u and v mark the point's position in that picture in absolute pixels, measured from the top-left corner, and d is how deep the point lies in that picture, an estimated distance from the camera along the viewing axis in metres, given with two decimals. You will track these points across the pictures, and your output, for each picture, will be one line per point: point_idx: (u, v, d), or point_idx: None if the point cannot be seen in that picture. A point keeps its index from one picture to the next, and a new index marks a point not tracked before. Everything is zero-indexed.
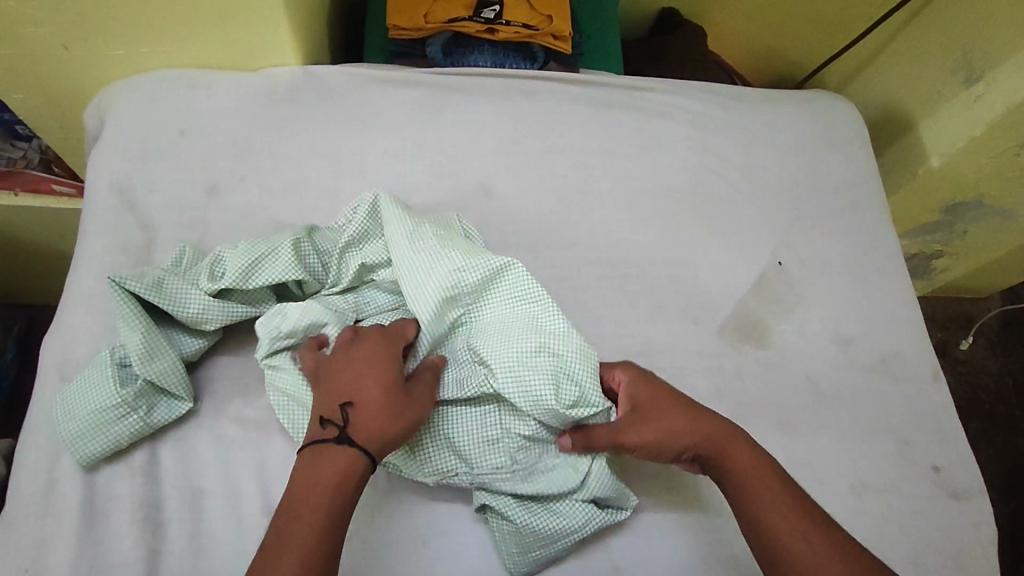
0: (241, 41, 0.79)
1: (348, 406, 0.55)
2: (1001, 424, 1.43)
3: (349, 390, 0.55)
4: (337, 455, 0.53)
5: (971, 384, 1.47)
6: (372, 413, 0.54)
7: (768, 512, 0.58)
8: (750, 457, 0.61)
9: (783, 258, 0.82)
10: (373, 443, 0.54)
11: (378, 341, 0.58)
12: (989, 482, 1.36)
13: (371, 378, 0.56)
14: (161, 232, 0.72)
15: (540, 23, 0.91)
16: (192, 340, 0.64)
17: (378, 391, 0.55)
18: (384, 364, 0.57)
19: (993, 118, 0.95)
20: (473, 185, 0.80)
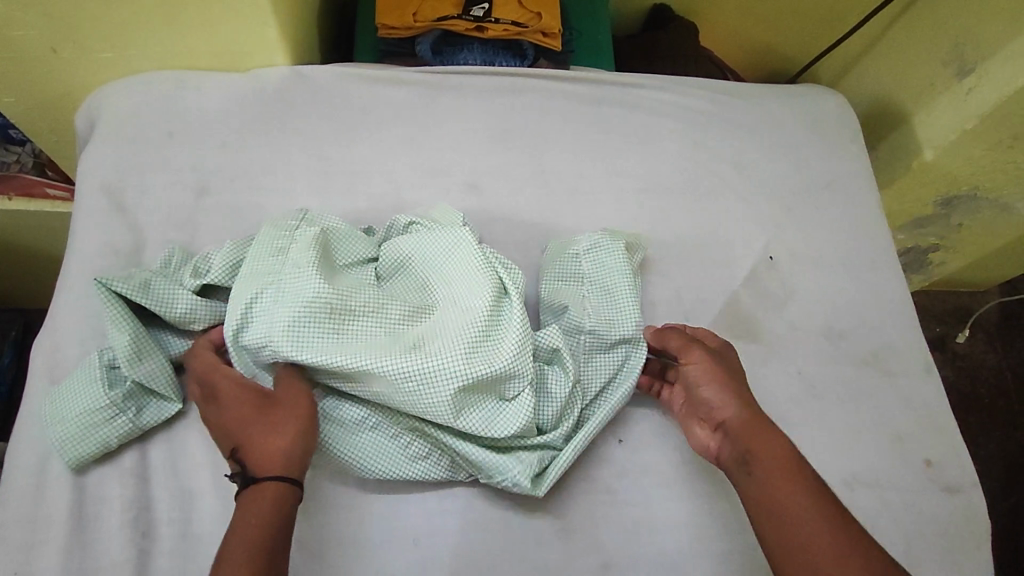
0: (230, 42, 0.79)
1: (234, 453, 0.54)
2: (1000, 417, 1.43)
3: (232, 440, 0.55)
4: (248, 491, 0.52)
5: (969, 378, 1.47)
6: (253, 444, 0.54)
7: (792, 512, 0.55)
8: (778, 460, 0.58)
9: (774, 252, 0.82)
10: (269, 462, 0.53)
11: (224, 375, 0.58)
12: (988, 476, 1.36)
13: (241, 412, 0.56)
14: (150, 234, 0.72)
15: (529, 20, 0.91)
16: (181, 341, 0.64)
17: (245, 425, 0.55)
18: (234, 401, 0.57)
19: (986, 110, 0.95)
20: (462, 183, 0.80)
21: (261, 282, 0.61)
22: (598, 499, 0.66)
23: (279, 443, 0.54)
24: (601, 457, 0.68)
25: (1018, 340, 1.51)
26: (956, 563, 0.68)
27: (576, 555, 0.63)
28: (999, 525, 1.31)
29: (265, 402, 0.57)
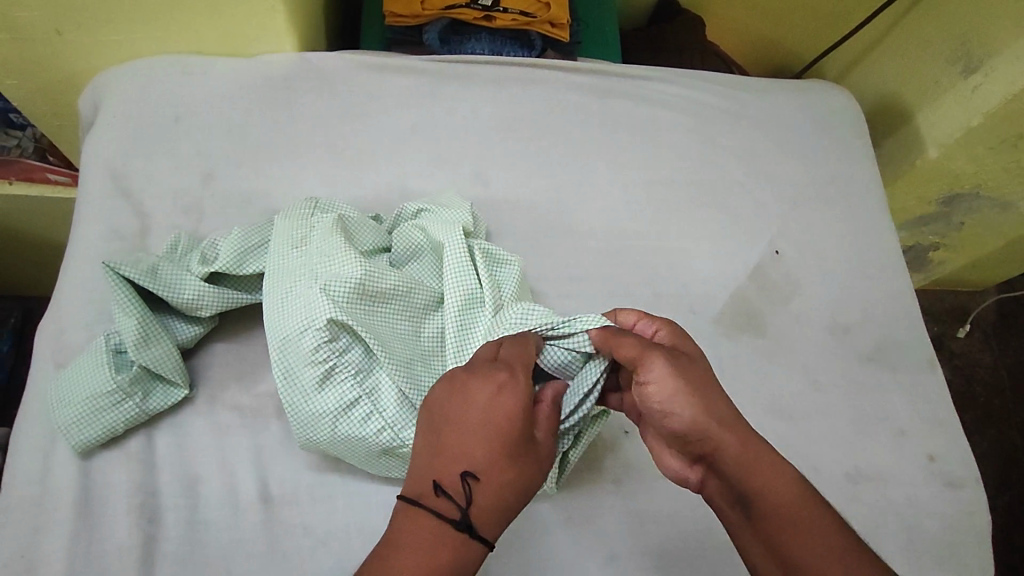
0: (236, 27, 0.78)
1: (470, 476, 0.48)
2: (997, 417, 1.44)
3: (476, 464, 0.48)
4: (458, 538, 0.47)
5: (966, 377, 1.48)
6: (495, 493, 0.48)
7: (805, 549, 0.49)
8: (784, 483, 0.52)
9: (780, 247, 0.82)
10: (492, 526, 0.48)
11: (527, 379, 0.51)
12: (983, 474, 1.37)
13: (511, 442, 0.49)
14: (155, 219, 0.72)
15: (537, 10, 0.90)
16: (188, 326, 0.63)
17: (505, 464, 0.49)
18: (509, 421, 0.49)
19: (990, 109, 0.95)
20: (470, 173, 0.80)
21: (291, 275, 0.60)
22: (604, 489, 0.66)
23: (513, 513, 0.50)
24: (608, 449, 0.68)
25: (1015, 339, 1.52)
26: (958, 558, 0.69)
27: (582, 546, 0.63)
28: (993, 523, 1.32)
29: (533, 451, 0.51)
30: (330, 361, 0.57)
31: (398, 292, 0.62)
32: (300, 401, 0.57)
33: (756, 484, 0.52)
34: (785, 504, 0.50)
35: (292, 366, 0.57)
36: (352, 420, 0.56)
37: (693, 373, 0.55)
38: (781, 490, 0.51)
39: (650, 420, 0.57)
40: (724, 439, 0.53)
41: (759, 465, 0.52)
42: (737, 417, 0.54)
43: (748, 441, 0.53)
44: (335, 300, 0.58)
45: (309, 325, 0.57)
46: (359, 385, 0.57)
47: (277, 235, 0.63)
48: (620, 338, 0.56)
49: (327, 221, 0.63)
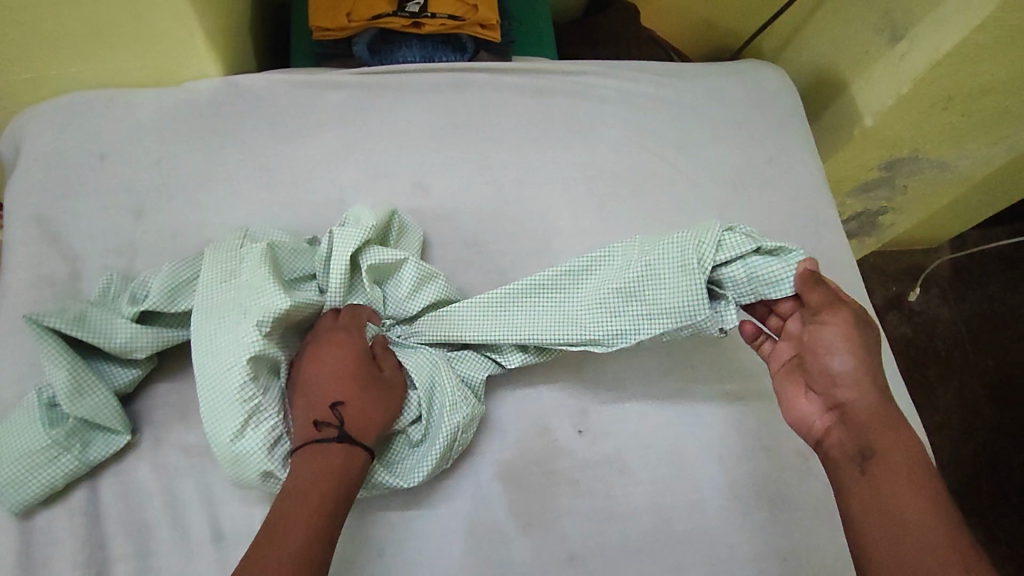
0: (153, 53, 0.76)
1: (340, 405, 0.59)
2: (956, 369, 1.52)
3: (330, 393, 0.60)
4: (334, 450, 0.57)
5: (926, 333, 1.56)
6: (355, 415, 0.59)
7: (900, 499, 0.53)
8: (914, 451, 0.56)
9: (723, 231, 0.83)
10: (366, 439, 0.59)
11: (359, 330, 0.64)
12: (947, 426, 1.46)
13: (349, 377, 0.61)
14: (83, 260, 0.69)
15: (466, 12, 0.87)
16: (125, 371, 0.62)
17: (363, 391, 0.60)
18: (353, 364, 0.62)
19: (918, 75, 0.97)
20: (411, 185, 0.79)
21: (219, 313, 0.59)
22: (561, 491, 0.66)
23: (370, 434, 0.59)
24: (563, 449, 0.68)
25: (970, 293, 1.60)
26: None
27: (541, 549, 0.64)
28: (956, 470, 1.42)
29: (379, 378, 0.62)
30: (255, 400, 0.57)
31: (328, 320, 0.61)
32: (226, 441, 0.57)
33: (894, 449, 0.56)
34: (907, 461, 0.55)
35: (217, 407, 0.57)
36: (278, 453, 0.58)
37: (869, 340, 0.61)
38: (909, 460, 0.55)
39: (808, 363, 0.62)
40: (865, 398, 0.59)
41: (895, 433, 0.57)
42: (885, 390, 0.60)
43: (886, 411, 0.58)
44: (265, 336, 0.58)
45: (234, 365, 0.57)
46: (281, 419, 0.58)
47: (205, 267, 0.62)
48: (813, 288, 0.63)
49: (256, 250, 0.62)
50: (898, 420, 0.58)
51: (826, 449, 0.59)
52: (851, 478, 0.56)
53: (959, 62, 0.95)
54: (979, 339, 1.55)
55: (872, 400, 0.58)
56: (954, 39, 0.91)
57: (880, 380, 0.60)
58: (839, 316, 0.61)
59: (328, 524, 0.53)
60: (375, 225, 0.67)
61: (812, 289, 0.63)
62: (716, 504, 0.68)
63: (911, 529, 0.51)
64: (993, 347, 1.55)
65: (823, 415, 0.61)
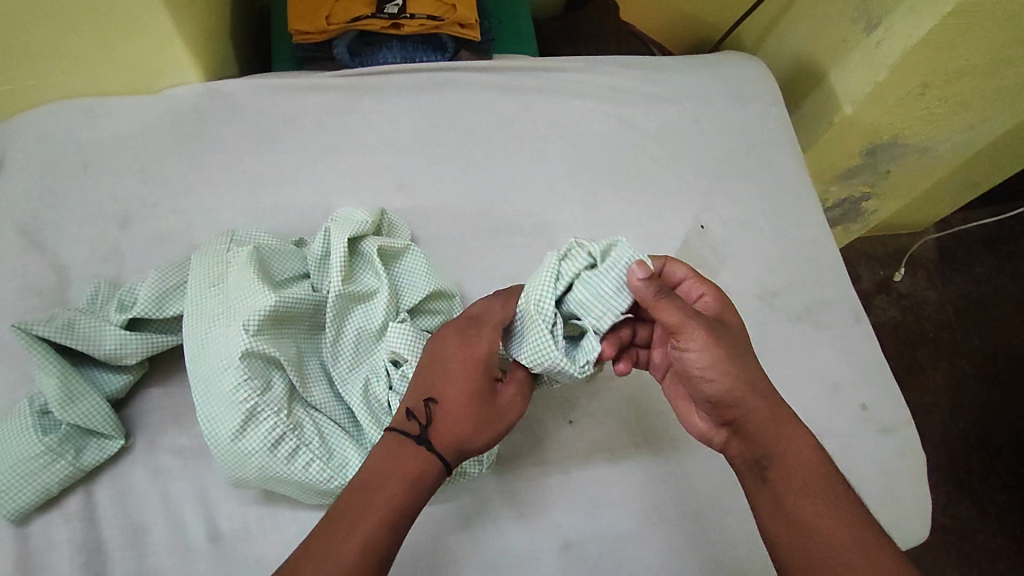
0: (134, 62, 0.76)
1: (432, 403, 0.57)
2: (945, 349, 1.54)
3: (433, 390, 0.57)
4: (416, 449, 0.55)
5: (915, 315, 1.57)
6: (451, 420, 0.56)
7: (800, 508, 0.55)
8: (808, 452, 0.57)
9: (706, 221, 0.84)
10: (450, 451, 0.56)
11: (492, 329, 0.59)
12: (938, 405, 1.48)
13: (464, 378, 0.57)
14: (71, 269, 0.70)
15: (445, 12, 0.88)
16: (117, 377, 0.62)
17: (463, 399, 0.57)
18: (476, 368, 0.57)
19: (893, 62, 0.99)
20: (395, 185, 0.80)
21: (209, 316, 0.59)
22: (554, 481, 0.67)
23: (465, 442, 0.56)
24: (553, 440, 0.69)
25: (955, 275, 1.62)
26: (895, 497, 0.73)
27: (536, 539, 0.65)
28: (949, 449, 1.43)
29: (489, 394, 0.58)
30: (252, 400, 0.56)
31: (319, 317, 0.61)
32: (225, 443, 0.56)
33: (789, 451, 0.57)
34: (802, 465, 0.56)
35: (213, 409, 0.56)
36: (281, 453, 0.57)
37: (733, 342, 0.59)
38: (804, 460, 0.57)
39: (687, 383, 0.61)
40: (756, 407, 0.58)
41: (787, 436, 0.58)
42: (770, 390, 0.59)
43: (775, 409, 0.58)
44: (255, 335, 0.57)
45: (228, 366, 0.56)
46: (284, 418, 0.57)
47: (194, 273, 0.62)
48: (666, 299, 0.57)
49: (244, 253, 0.62)
50: (789, 418, 0.59)
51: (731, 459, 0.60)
52: (756, 489, 0.58)
53: (934, 48, 0.96)
54: (965, 319, 1.58)
55: (760, 403, 0.58)
56: (927, 25, 0.93)
57: (758, 381, 0.58)
58: (693, 338, 0.57)
59: (390, 529, 0.51)
60: (367, 218, 0.67)
61: (660, 302, 0.56)
62: (706, 489, 0.70)
63: (812, 543, 0.53)
64: (980, 327, 1.57)
65: (715, 429, 0.62)
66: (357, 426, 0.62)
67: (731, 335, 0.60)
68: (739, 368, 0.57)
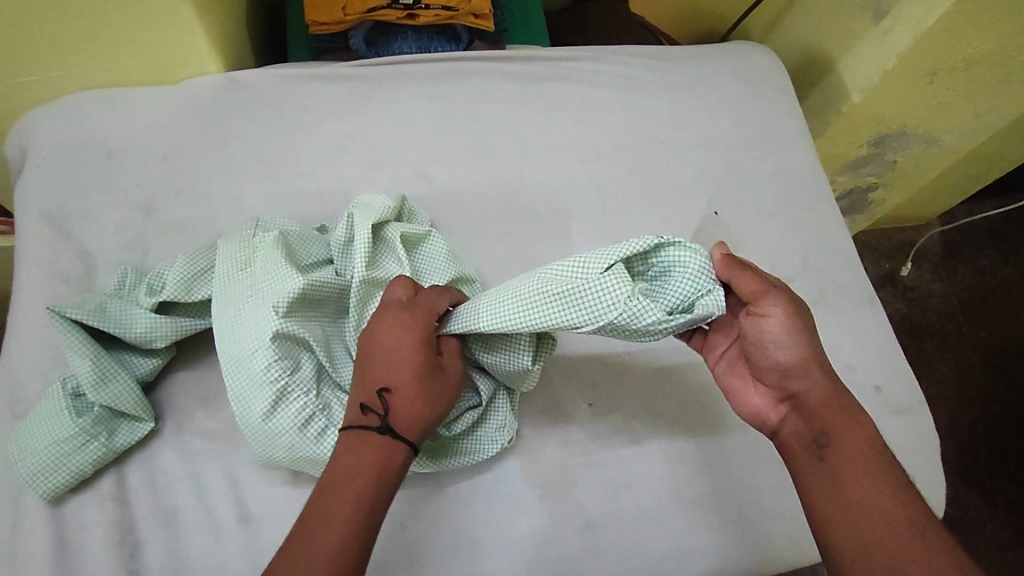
0: (155, 52, 0.77)
1: (386, 393, 0.56)
2: (951, 341, 1.56)
3: (383, 377, 0.56)
4: (377, 439, 0.54)
5: (921, 308, 1.59)
6: (409, 402, 0.55)
7: (856, 489, 0.54)
8: (868, 438, 0.57)
9: (719, 208, 0.85)
10: (413, 432, 0.56)
11: (426, 312, 0.59)
12: (944, 396, 1.49)
13: (413, 361, 0.56)
14: (97, 256, 0.71)
15: (459, 3, 0.88)
16: (146, 360, 0.63)
17: (413, 382, 0.56)
18: (417, 348, 0.57)
19: (902, 50, 1.00)
20: (413, 173, 0.80)
21: (239, 299, 0.60)
22: (574, 463, 0.69)
23: (424, 420, 0.56)
24: (572, 423, 0.70)
25: (960, 267, 1.63)
26: (909, 478, 0.74)
27: (558, 519, 0.66)
28: (956, 438, 1.45)
29: (437, 370, 0.57)
30: (282, 381, 0.57)
31: (345, 301, 0.62)
32: (256, 423, 0.57)
33: (850, 435, 0.57)
34: (860, 449, 0.56)
35: (244, 389, 0.57)
36: (309, 434, 0.58)
37: (807, 328, 0.61)
38: (863, 446, 0.56)
39: (751, 356, 0.62)
40: (817, 383, 0.60)
41: (847, 416, 0.58)
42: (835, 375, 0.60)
43: (838, 393, 0.59)
44: (285, 317, 0.58)
45: (258, 347, 0.57)
46: (312, 398, 0.58)
47: (222, 257, 0.63)
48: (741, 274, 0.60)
49: (271, 238, 0.63)
50: (846, 401, 0.59)
51: (783, 438, 0.61)
52: (808, 469, 0.58)
53: (943, 36, 0.97)
54: (971, 311, 1.59)
55: (820, 386, 0.59)
56: (936, 14, 0.94)
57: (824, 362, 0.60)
58: (774, 303, 0.60)
59: (361, 523, 0.51)
60: (389, 205, 0.68)
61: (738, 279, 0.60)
62: (724, 470, 0.71)
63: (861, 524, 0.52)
64: (986, 318, 1.59)
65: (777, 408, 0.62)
66: None
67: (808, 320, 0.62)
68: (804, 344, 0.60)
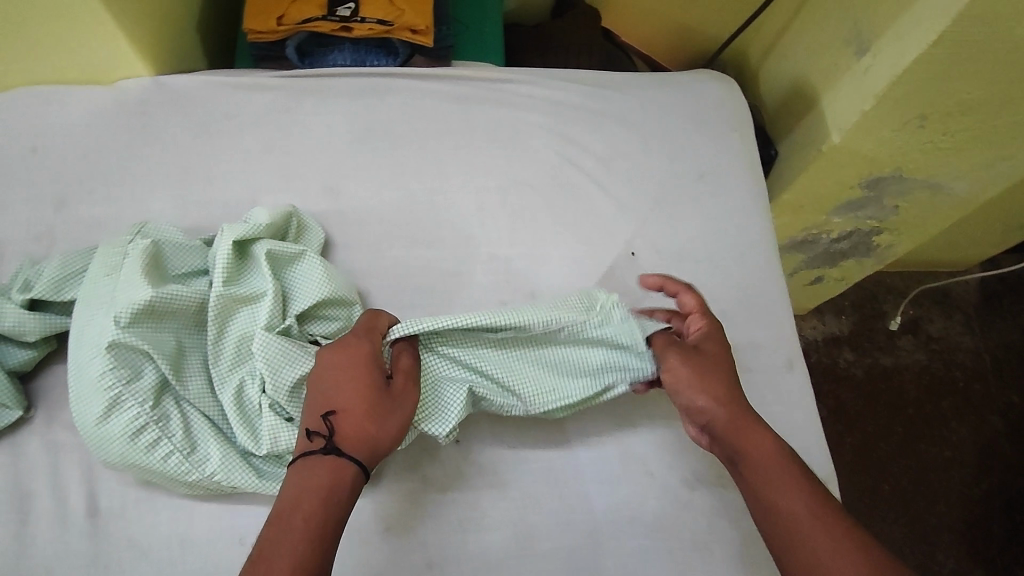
0: (89, 53, 0.80)
1: (330, 415, 0.57)
2: (978, 401, 1.44)
3: (328, 400, 0.58)
4: (328, 460, 0.55)
5: (945, 361, 1.47)
6: (354, 420, 0.57)
7: (772, 498, 0.57)
8: (771, 445, 0.60)
9: (637, 248, 0.81)
10: (363, 452, 0.57)
11: (371, 337, 0.62)
12: (961, 461, 1.38)
13: (355, 384, 0.59)
14: (4, 247, 0.75)
15: (394, 17, 0.87)
16: (20, 351, 0.66)
17: (359, 402, 0.58)
18: (363, 372, 0.59)
19: (879, 92, 0.91)
20: (322, 188, 0.80)
21: (94, 304, 0.62)
22: (428, 499, 0.67)
23: (375, 439, 0.57)
24: (435, 457, 0.69)
25: (998, 322, 1.52)
26: None
27: (400, 556, 0.65)
28: (966, 509, 1.34)
29: (384, 391, 0.60)
30: (117, 389, 0.58)
31: (201, 315, 0.63)
32: (91, 428, 0.59)
33: (752, 449, 0.60)
34: (767, 456, 0.59)
35: (83, 394, 0.59)
36: (139, 443, 0.59)
37: (706, 361, 0.65)
38: (770, 453, 0.59)
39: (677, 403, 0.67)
40: (718, 412, 0.62)
41: (749, 433, 0.61)
42: (735, 391, 0.64)
43: (738, 407, 0.62)
44: (127, 327, 0.60)
45: (97, 355, 0.59)
46: (146, 409, 0.59)
47: (94, 261, 0.65)
48: (671, 355, 0.66)
49: (138, 245, 0.65)
50: (753, 419, 0.62)
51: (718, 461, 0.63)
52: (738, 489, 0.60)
53: (928, 78, 0.88)
54: (1004, 371, 1.47)
55: (725, 406, 0.62)
56: (912, 54, 0.85)
57: (727, 388, 0.63)
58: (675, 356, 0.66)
59: (317, 551, 0.51)
60: (264, 222, 0.68)
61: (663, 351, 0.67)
62: (587, 527, 0.67)
63: (794, 537, 0.54)
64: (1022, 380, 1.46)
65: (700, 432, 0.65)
66: (229, 425, 0.63)
67: (710, 358, 0.65)
68: (706, 382, 0.63)
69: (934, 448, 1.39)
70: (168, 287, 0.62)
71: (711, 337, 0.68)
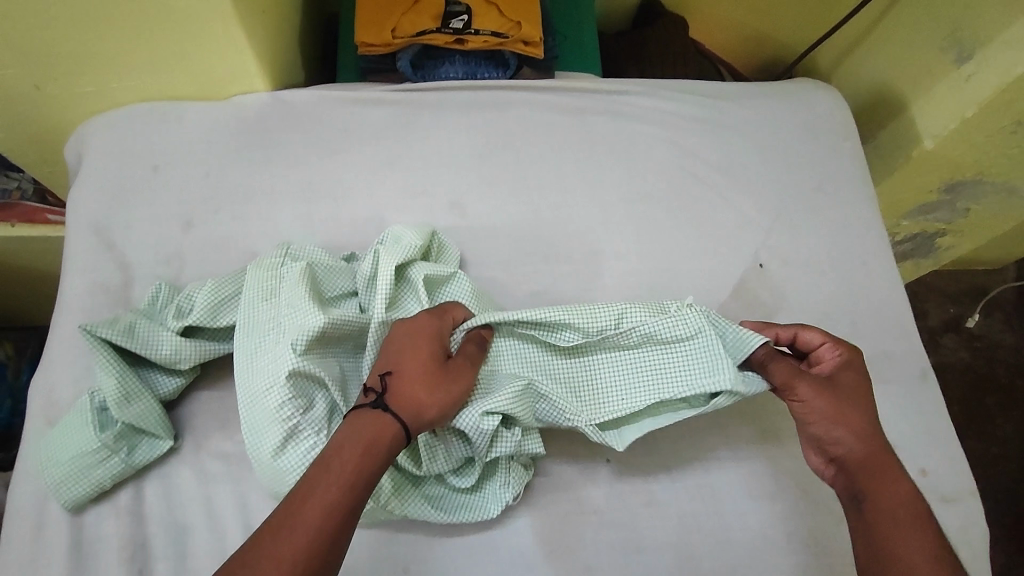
0: (209, 70, 0.79)
1: (387, 374, 0.55)
2: (1020, 399, 1.44)
3: (389, 362, 0.56)
4: (373, 415, 0.53)
5: (986, 359, 1.48)
6: (409, 383, 0.55)
7: (894, 547, 0.54)
8: (908, 496, 0.57)
9: (765, 260, 0.81)
10: (407, 415, 0.54)
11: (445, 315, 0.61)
12: (1005, 458, 1.38)
13: (418, 349, 0.57)
14: (136, 269, 0.73)
15: (509, 29, 0.87)
16: (169, 380, 0.65)
17: (418, 367, 0.55)
18: (429, 342, 0.57)
19: (983, 100, 0.92)
20: (448, 204, 0.79)
21: (260, 331, 0.61)
22: (586, 520, 0.67)
23: (423, 406, 0.54)
24: (589, 477, 0.68)
25: None
26: None
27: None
28: (1017, 505, 1.34)
29: (443, 365, 0.57)
30: (294, 419, 0.57)
31: (367, 340, 0.62)
32: (267, 460, 0.58)
33: (891, 495, 0.57)
34: (900, 506, 0.56)
35: (258, 425, 0.58)
36: None
37: (845, 394, 0.61)
38: (902, 504, 0.56)
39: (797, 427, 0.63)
40: (856, 447, 0.59)
41: (886, 478, 0.57)
42: (876, 433, 0.60)
43: (879, 452, 0.59)
44: (302, 355, 0.59)
45: (273, 384, 0.58)
46: (323, 438, 0.58)
47: (248, 284, 0.64)
48: (778, 361, 0.63)
49: (297, 269, 0.63)
50: (892, 466, 0.58)
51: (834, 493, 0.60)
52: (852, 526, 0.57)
53: None
54: None
55: (864, 446, 0.59)
56: None
57: (865, 428, 0.60)
58: (807, 381, 0.61)
59: (334, 528, 0.48)
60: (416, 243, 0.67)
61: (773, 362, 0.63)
62: (744, 544, 0.67)
63: None
64: None
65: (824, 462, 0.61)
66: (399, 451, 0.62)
67: (846, 390, 0.61)
68: (845, 418, 0.60)
69: (979, 444, 1.39)
70: (335, 313, 0.61)
71: (847, 363, 0.63)
